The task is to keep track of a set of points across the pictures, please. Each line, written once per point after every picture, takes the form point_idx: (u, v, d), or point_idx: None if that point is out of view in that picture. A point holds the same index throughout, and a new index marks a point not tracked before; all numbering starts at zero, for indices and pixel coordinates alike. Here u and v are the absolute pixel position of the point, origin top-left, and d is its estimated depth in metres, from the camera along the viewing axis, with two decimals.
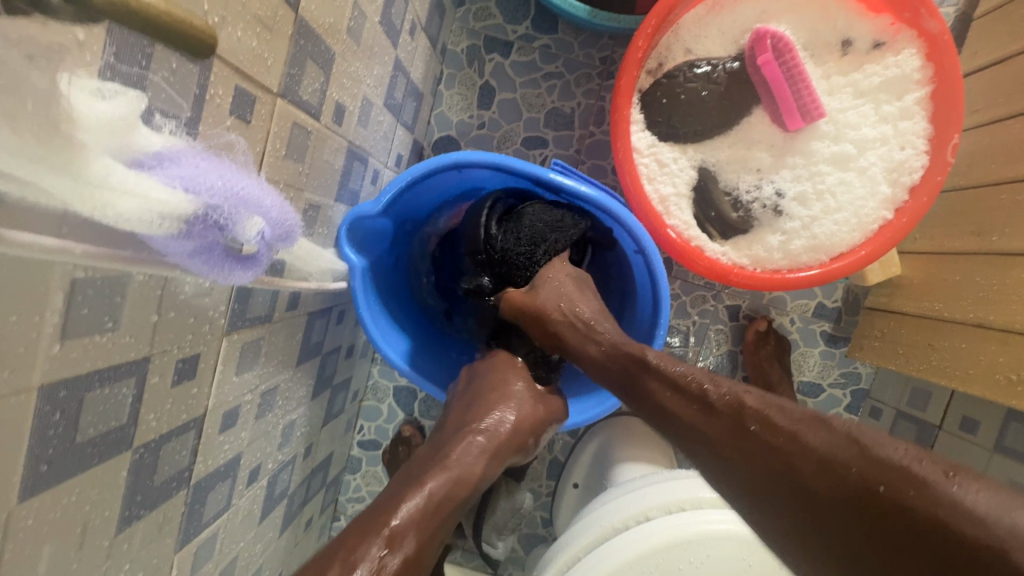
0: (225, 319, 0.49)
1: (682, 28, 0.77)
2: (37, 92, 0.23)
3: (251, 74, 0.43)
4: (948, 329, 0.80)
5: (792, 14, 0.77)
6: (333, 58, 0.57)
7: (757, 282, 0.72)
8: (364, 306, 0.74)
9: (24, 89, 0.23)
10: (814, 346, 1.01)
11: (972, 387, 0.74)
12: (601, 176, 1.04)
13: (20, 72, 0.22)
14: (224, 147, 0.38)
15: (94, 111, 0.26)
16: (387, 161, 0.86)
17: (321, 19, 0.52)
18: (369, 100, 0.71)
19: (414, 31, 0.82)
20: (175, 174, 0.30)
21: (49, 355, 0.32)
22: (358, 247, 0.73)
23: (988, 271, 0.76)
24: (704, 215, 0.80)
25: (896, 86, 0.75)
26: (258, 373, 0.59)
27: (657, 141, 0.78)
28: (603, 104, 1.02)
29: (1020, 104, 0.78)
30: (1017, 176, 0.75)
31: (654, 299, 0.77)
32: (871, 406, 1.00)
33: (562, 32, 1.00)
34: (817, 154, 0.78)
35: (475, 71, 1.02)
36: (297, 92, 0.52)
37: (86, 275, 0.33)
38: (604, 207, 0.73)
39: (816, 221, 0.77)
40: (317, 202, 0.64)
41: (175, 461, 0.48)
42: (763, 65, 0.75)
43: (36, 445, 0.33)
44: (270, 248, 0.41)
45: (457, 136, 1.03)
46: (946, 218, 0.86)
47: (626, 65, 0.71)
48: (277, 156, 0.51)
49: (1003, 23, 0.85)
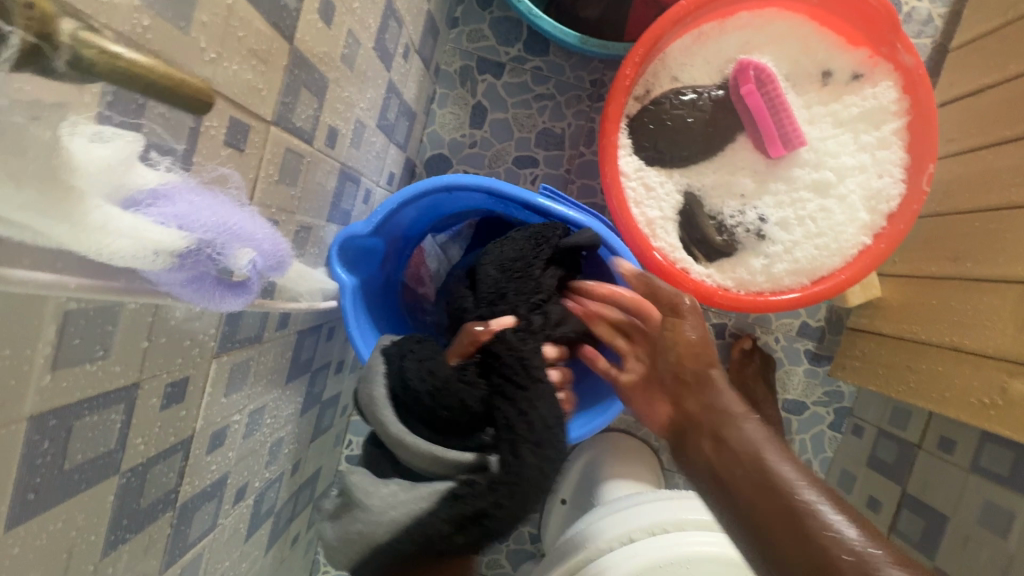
0: (215, 342, 0.50)
1: (669, 57, 0.79)
2: (39, 142, 0.24)
3: (245, 105, 0.44)
4: (925, 351, 0.82)
5: (774, 45, 0.80)
6: (327, 85, 0.58)
7: (741, 305, 0.74)
8: (353, 325, 0.74)
9: (26, 141, 0.23)
10: (798, 365, 1.03)
11: (947, 409, 0.76)
12: (590, 195, 1.06)
13: (22, 125, 0.23)
14: (217, 180, 0.39)
15: (92, 156, 0.26)
16: (380, 180, 0.87)
17: (316, 48, 0.53)
18: (363, 123, 0.72)
19: (408, 54, 0.83)
20: (169, 210, 0.31)
21: (40, 386, 0.32)
22: (349, 266, 0.74)
23: (962, 296, 0.78)
24: (690, 238, 0.81)
25: (874, 116, 0.78)
26: (247, 393, 0.59)
27: (644, 165, 0.80)
28: (593, 126, 1.04)
29: (993, 135, 0.81)
30: (990, 205, 0.78)
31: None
32: (854, 424, 1.02)
33: (553, 55, 1.02)
34: (799, 181, 0.80)
35: (468, 90, 1.04)
36: (291, 119, 0.53)
37: (79, 306, 0.33)
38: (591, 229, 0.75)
39: (798, 246, 0.79)
40: (309, 223, 0.64)
41: (161, 483, 0.48)
42: (746, 95, 0.78)
43: (24, 474, 0.33)
44: (260, 275, 0.41)
45: (449, 154, 1.05)
46: (924, 243, 0.89)
47: (615, 92, 0.73)
48: (270, 181, 0.52)
49: (976, 56, 0.89)
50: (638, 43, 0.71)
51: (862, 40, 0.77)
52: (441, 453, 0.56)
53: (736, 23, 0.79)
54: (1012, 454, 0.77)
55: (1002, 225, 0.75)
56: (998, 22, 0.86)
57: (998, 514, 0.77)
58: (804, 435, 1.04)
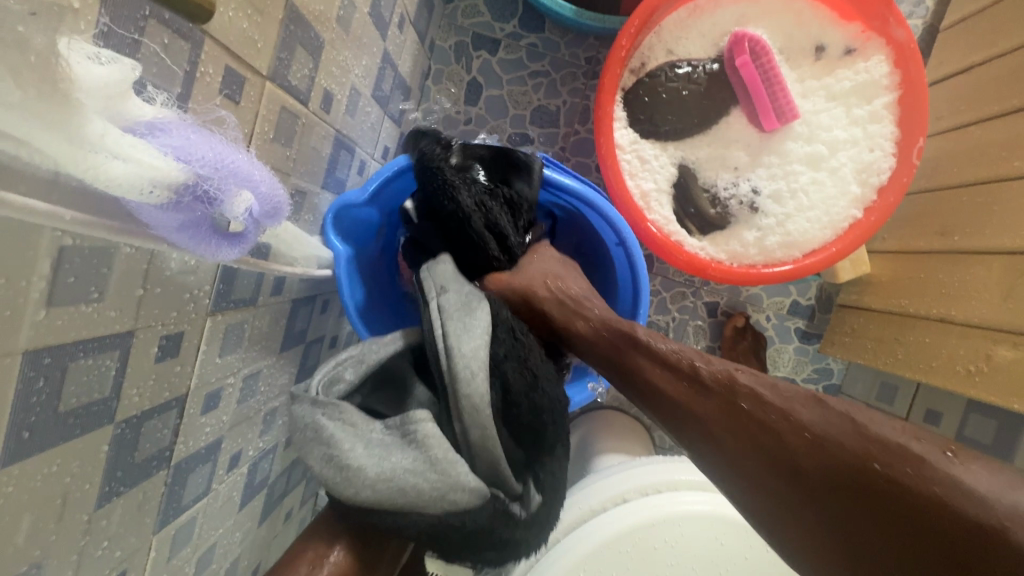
0: (210, 299, 0.49)
1: (665, 30, 0.79)
2: None
3: (241, 55, 0.44)
4: (913, 324, 0.83)
5: (769, 19, 0.80)
6: (323, 45, 0.58)
7: (733, 276, 0.75)
8: (348, 295, 0.74)
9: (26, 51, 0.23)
10: (789, 343, 1.04)
11: (935, 379, 0.77)
12: (585, 173, 1.06)
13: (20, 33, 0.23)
14: (215, 123, 0.39)
15: (91, 75, 0.26)
16: (374, 153, 0.87)
17: (311, 6, 0.53)
18: (358, 90, 0.72)
19: (403, 25, 0.83)
20: (166, 143, 0.31)
21: (34, 321, 0.32)
22: (344, 236, 0.73)
23: (951, 268, 0.80)
24: (684, 211, 0.82)
25: (866, 91, 0.79)
26: (241, 356, 0.59)
27: (639, 138, 0.81)
28: (588, 103, 1.04)
29: (981, 111, 0.82)
30: (978, 179, 0.79)
31: (635, 293, 0.79)
32: (843, 401, 1.04)
33: (549, 31, 1.02)
34: (792, 154, 0.81)
35: (463, 67, 1.03)
36: (286, 76, 0.52)
37: (74, 244, 0.33)
38: (586, 198, 0.75)
39: (790, 218, 0.80)
40: (304, 188, 0.64)
41: (156, 439, 0.48)
42: (741, 67, 0.78)
43: (19, 411, 0.33)
44: (256, 226, 0.41)
45: (444, 131, 1.04)
46: (912, 219, 0.90)
47: (611, 62, 0.73)
48: (265, 139, 0.52)
49: (966, 35, 0.90)
50: (634, 13, 0.71)
51: (855, 15, 0.78)
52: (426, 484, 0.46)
53: None
54: (997, 423, 0.79)
55: (990, 198, 0.76)
56: (988, 0, 0.88)
57: None
58: None
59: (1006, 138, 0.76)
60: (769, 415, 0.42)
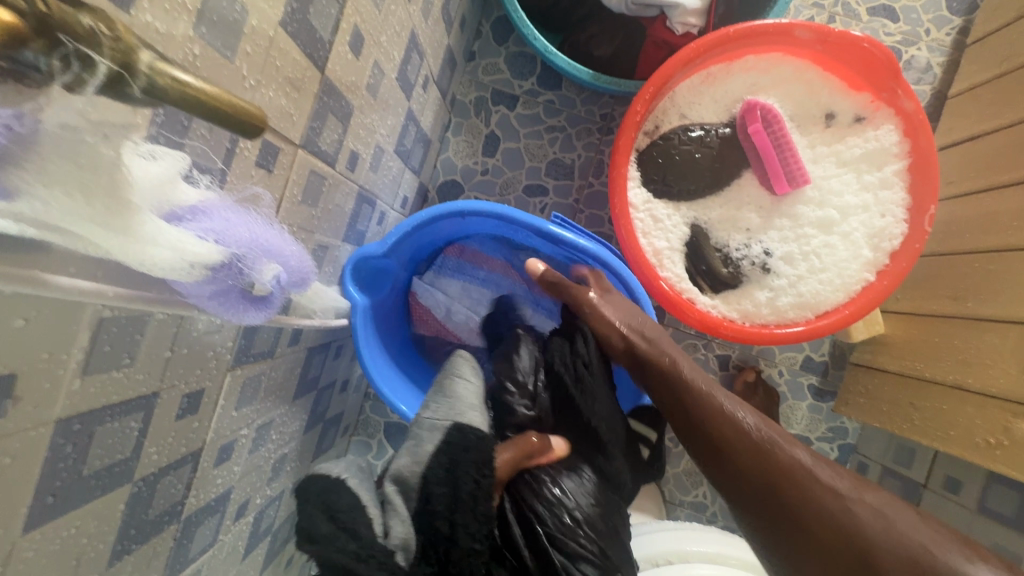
0: (231, 355, 0.50)
1: (678, 95, 0.83)
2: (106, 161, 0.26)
3: (277, 129, 0.47)
4: (928, 389, 0.82)
5: (779, 87, 0.83)
6: (352, 112, 0.61)
7: (745, 335, 0.75)
8: (363, 344, 0.76)
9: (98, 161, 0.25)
10: (802, 399, 1.03)
11: (954, 448, 0.76)
12: (598, 225, 1.08)
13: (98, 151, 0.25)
14: (251, 199, 0.41)
15: (145, 171, 0.28)
16: (394, 204, 0.89)
17: (344, 78, 0.56)
18: (382, 149, 0.75)
19: (427, 84, 0.87)
20: (207, 226, 0.33)
21: (69, 391, 0.33)
22: (362, 287, 0.75)
23: (965, 334, 0.79)
24: (695, 269, 0.83)
25: (876, 158, 0.81)
26: (256, 408, 0.60)
27: (652, 198, 0.83)
28: (601, 158, 1.07)
29: (994, 179, 0.83)
30: (991, 247, 0.80)
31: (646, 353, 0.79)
32: (858, 462, 1.01)
33: (565, 89, 1.06)
34: (803, 217, 0.82)
35: (482, 120, 1.07)
36: (317, 143, 0.55)
37: (112, 314, 0.35)
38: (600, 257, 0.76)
39: (802, 280, 0.80)
40: (326, 242, 0.66)
41: (169, 494, 0.49)
42: (753, 134, 0.80)
43: (45, 476, 0.34)
44: (284, 292, 0.43)
45: (461, 180, 1.08)
46: (925, 283, 0.90)
47: (625, 127, 0.77)
48: (294, 202, 0.54)
49: (973, 104, 0.93)
50: (648, 82, 0.74)
51: (865, 85, 0.81)
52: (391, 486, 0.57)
53: (743, 65, 0.82)
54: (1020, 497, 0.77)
55: (1003, 266, 0.77)
56: (995, 72, 0.90)
57: (1006, 558, 0.76)
58: None
59: (1016, 208, 0.77)
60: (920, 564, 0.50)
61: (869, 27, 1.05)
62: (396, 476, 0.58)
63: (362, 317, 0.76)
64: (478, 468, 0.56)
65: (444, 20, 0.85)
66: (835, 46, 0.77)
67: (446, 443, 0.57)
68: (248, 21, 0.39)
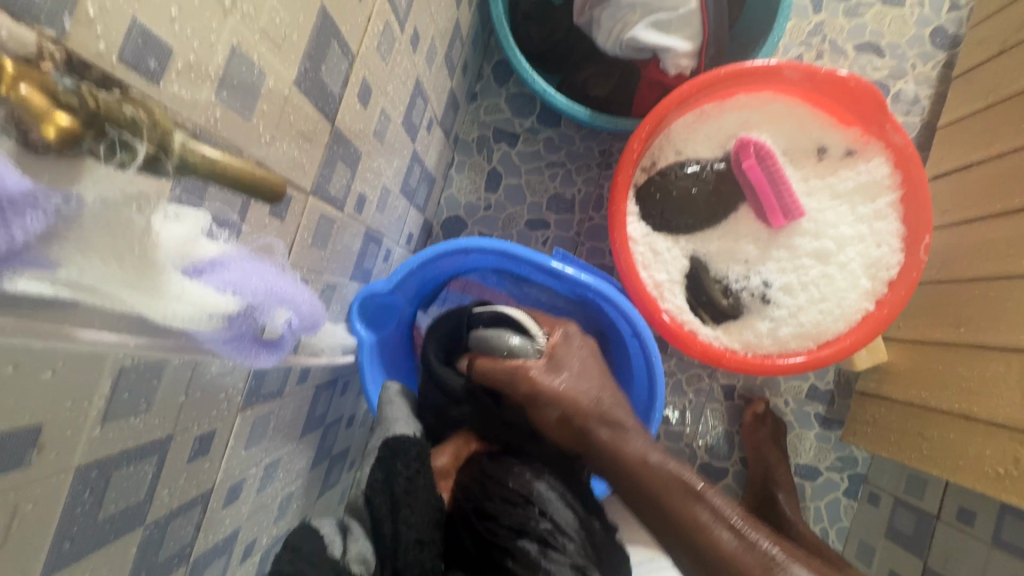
0: (242, 395, 0.52)
1: (674, 133, 0.86)
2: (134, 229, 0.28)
3: (289, 179, 0.49)
4: (934, 417, 0.82)
5: (771, 124, 0.86)
6: (359, 157, 0.64)
7: (748, 366, 0.75)
8: (368, 380, 0.77)
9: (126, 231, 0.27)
10: (809, 428, 1.02)
11: (963, 478, 0.75)
12: (599, 257, 1.10)
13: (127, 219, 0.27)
14: (264, 249, 0.43)
15: (169, 231, 0.30)
16: (399, 240, 0.92)
17: (353, 126, 0.59)
18: (388, 189, 0.78)
19: (431, 126, 0.90)
20: (225, 278, 0.34)
21: (89, 438, 0.35)
22: (367, 323, 0.77)
23: (968, 362, 0.79)
24: (696, 300, 0.84)
25: (869, 190, 0.83)
26: (264, 447, 0.61)
27: (651, 232, 0.85)
28: (601, 192, 1.10)
29: (987, 207, 0.85)
30: (987, 274, 0.81)
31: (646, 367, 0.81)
32: (869, 492, 1.00)
33: (565, 127, 1.10)
34: (800, 249, 0.83)
35: (484, 158, 1.11)
36: (326, 189, 0.58)
37: (131, 362, 0.36)
38: (601, 291, 0.77)
39: (803, 310, 0.81)
40: (334, 281, 0.68)
41: (179, 537, 0.49)
42: (748, 169, 0.82)
43: (63, 523, 0.35)
44: (293, 334, 0.44)
45: (464, 216, 1.10)
46: (926, 310, 0.91)
47: (624, 164, 0.79)
48: (304, 246, 0.56)
49: (962, 135, 0.95)
50: (644, 120, 0.76)
51: (853, 120, 0.83)
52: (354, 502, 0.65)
53: (735, 103, 0.85)
54: None
55: (1002, 293, 0.77)
56: (981, 104, 0.93)
57: None
58: (819, 501, 1.02)
59: (1010, 236, 0.79)
60: (702, 525, 0.55)
61: (857, 62, 1.09)
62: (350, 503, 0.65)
63: (367, 353, 0.77)
64: (407, 464, 0.64)
65: (446, 66, 0.89)
66: (823, 84, 0.80)
67: (381, 458, 0.65)
68: (265, 82, 0.41)
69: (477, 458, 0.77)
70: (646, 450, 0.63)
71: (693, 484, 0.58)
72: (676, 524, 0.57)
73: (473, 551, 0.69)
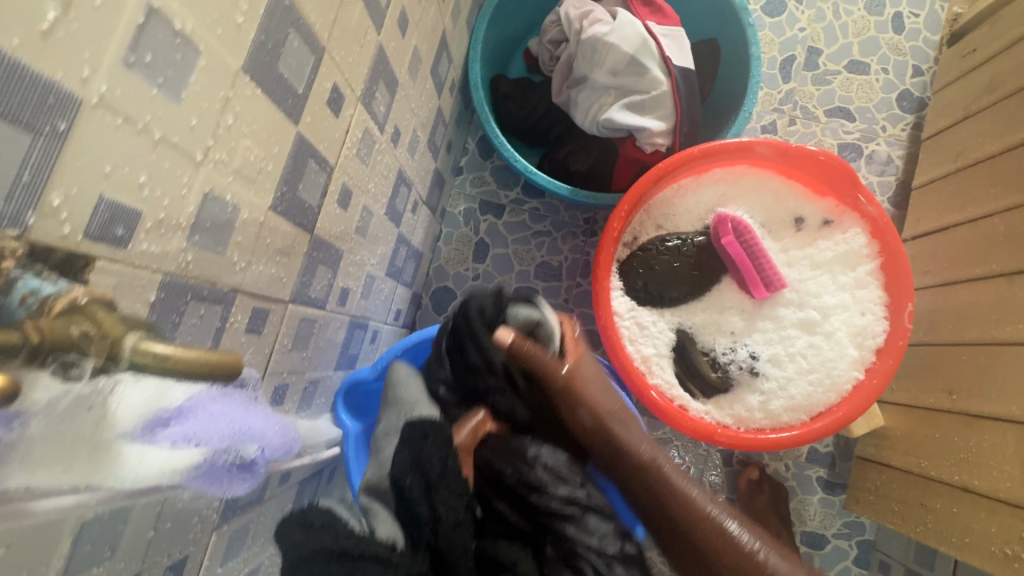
0: (217, 514, 0.50)
1: (654, 207, 0.87)
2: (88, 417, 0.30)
3: (266, 295, 0.50)
4: (936, 488, 0.80)
5: (748, 196, 0.88)
6: (342, 255, 0.65)
7: (742, 443, 0.74)
8: (354, 470, 0.75)
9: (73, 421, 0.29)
10: (812, 495, 0.99)
11: (972, 556, 0.72)
12: (589, 323, 1.10)
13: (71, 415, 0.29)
14: (237, 380, 0.44)
15: (126, 405, 0.31)
16: (387, 319, 0.92)
17: (333, 229, 0.60)
18: (373, 276, 0.79)
19: (417, 208, 0.93)
20: (183, 429, 0.33)
21: None
22: (352, 411, 0.76)
23: (964, 431, 0.78)
24: (685, 373, 0.84)
25: (848, 260, 0.83)
26: (243, 557, 0.59)
27: (636, 305, 0.85)
28: (588, 259, 1.12)
29: (968, 270, 0.85)
30: (973, 339, 0.81)
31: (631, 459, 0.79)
32: (880, 561, 0.96)
33: (549, 197, 1.13)
34: (785, 319, 0.83)
35: (471, 229, 1.12)
36: (307, 293, 0.58)
37: (95, 516, 0.35)
38: None
39: (792, 382, 0.81)
40: (317, 376, 0.68)
41: None
42: (728, 244, 0.82)
43: None
44: (269, 457, 0.43)
45: (453, 286, 1.11)
46: (918, 373, 0.90)
47: (606, 241, 0.80)
48: (284, 352, 0.56)
49: (936, 196, 0.97)
50: (622, 201, 0.78)
51: (828, 191, 0.85)
52: (369, 496, 0.59)
53: (711, 178, 0.88)
54: None
55: (990, 360, 0.77)
56: (952, 166, 0.96)
57: None
58: (829, 572, 0.98)
59: (993, 302, 0.79)
60: (738, 556, 0.64)
61: (829, 127, 1.13)
62: (368, 483, 0.60)
63: (353, 444, 0.75)
64: (439, 447, 0.59)
65: (430, 149, 0.91)
66: (795, 159, 0.83)
67: (406, 439, 0.60)
68: (240, 216, 0.42)
69: (501, 431, 0.69)
70: (713, 509, 0.67)
71: (727, 524, 0.66)
72: (701, 534, 0.65)
73: (523, 526, 0.60)
